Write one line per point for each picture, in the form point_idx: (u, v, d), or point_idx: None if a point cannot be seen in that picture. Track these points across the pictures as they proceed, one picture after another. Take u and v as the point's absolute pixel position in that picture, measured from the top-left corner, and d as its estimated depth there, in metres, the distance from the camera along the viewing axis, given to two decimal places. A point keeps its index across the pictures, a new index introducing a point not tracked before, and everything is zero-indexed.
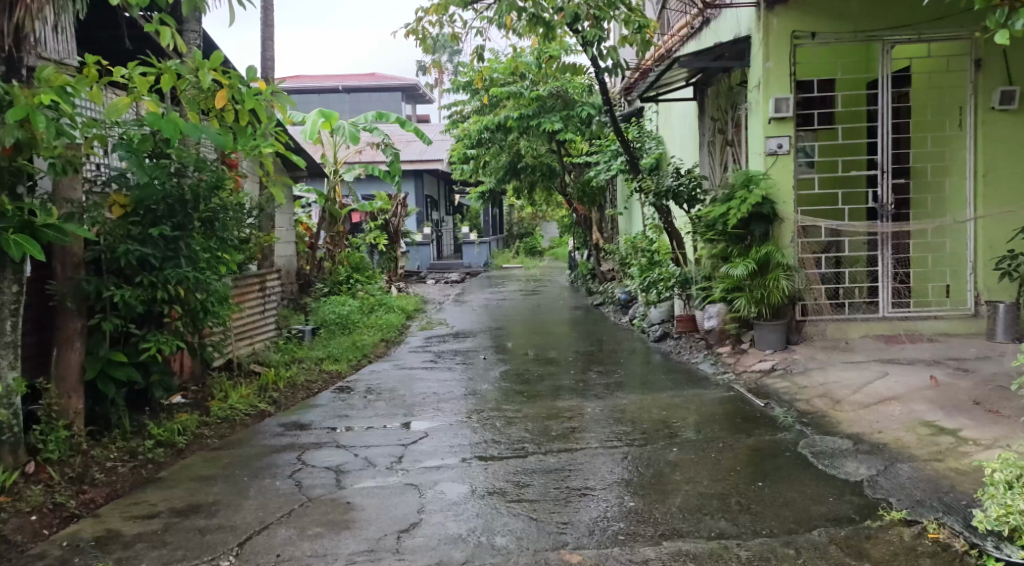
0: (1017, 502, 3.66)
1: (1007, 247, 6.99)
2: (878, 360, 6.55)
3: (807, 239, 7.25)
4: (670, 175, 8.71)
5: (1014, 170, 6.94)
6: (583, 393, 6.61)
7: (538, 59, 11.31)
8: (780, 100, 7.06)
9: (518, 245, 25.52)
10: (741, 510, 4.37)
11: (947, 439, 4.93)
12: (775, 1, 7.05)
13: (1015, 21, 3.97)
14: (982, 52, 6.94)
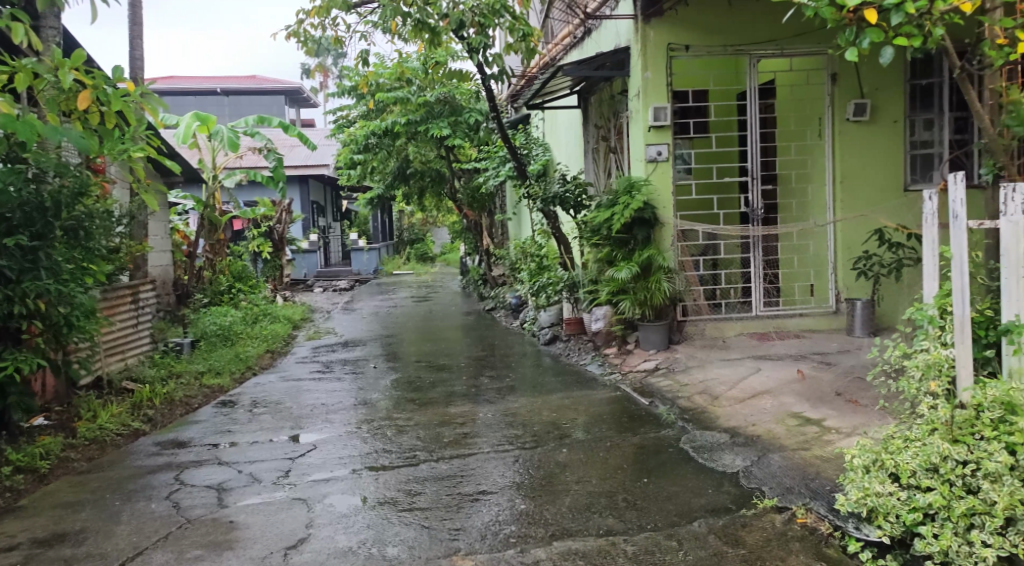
0: (872, 485, 3.94)
1: (864, 249, 7.50)
2: (752, 356, 6.91)
3: (686, 243, 7.59)
4: (557, 181, 8.90)
5: (868, 176, 7.48)
6: (475, 398, 6.68)
7: (423, 64, 11.31)
8: (658, 109, 7.34)
9: (409, 251, 25.39)
10: (627, 506, 4.53)
11: (813, 429, 5.26)
12: (651, 14, 7.33)
13: (864, 39, 4.24)
14: (837, 67, 7.42)
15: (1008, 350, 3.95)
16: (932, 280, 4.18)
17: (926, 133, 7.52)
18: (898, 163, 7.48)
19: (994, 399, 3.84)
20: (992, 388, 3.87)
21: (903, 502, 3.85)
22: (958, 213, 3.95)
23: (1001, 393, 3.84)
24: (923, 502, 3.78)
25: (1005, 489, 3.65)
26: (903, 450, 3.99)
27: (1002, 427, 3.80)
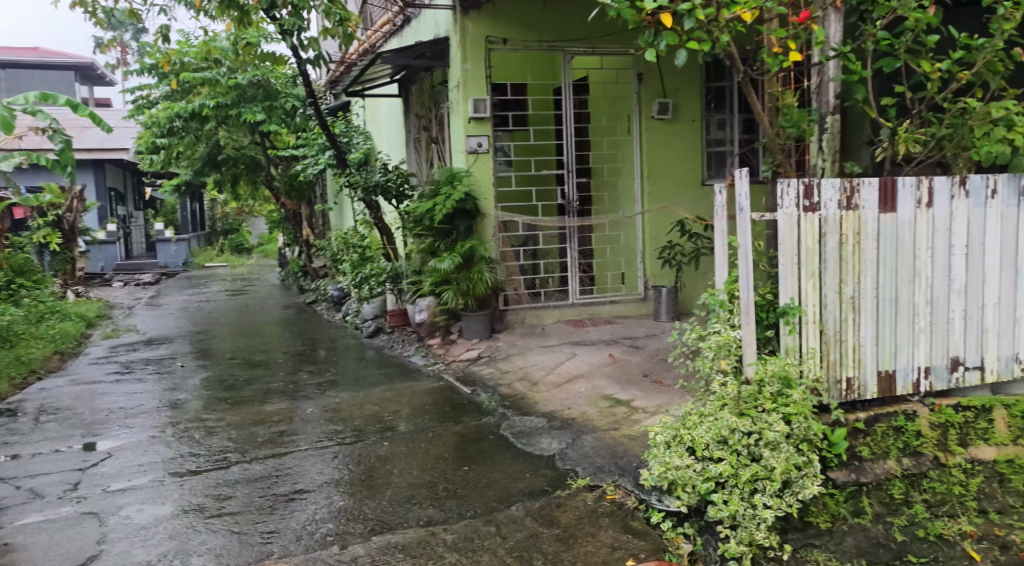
0: (672, 459, 4.22)
1: (667, 239, 8.03)
2: (569, 342, 7.17)
3: (507, 234, 7.72)
4: (378, 171, 8.80)
5: (671, 171, 7.99)
6: (293, 395, 6.50)
7: (233, 45, 10.80)
8: (477, 101, 7.43)
9: (222, 243, 24.22)
10: (447, 495, 4.59)
11: (623, 409, 5.54)
12: (469, 6, 7.38)
13: (661, 41, 4.48)
14: (643, 67, 7.86)
15: (785, 329, 4.36)
16: (721, 266, 4.49)
17: (720, 132, 8.16)
18: (694, 159, 8.04)
19: (772, 374, 4.26)
20: (772, 364, 4.28)
21: (698, 473, 4.16)
22: (743, 206, 4.29)
23: (779, 368, 4.26)
24: (715, 471, 4.10)
25: (782, 455, 4.07)
26: (698, 425, 4.30)
27: (779, 400, 4.22)
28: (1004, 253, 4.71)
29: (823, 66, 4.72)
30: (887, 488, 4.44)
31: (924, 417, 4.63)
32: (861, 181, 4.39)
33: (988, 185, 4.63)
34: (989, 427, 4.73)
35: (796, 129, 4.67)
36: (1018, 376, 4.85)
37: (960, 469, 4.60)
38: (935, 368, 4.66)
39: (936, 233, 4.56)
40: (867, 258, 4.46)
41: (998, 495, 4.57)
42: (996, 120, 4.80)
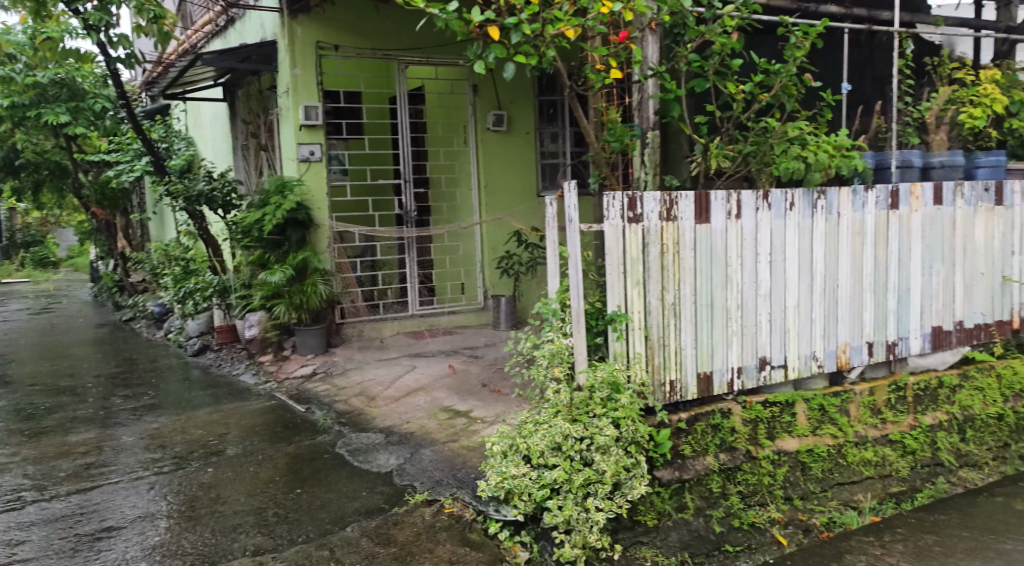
0: (509, 468, 4.25)
1: (505, 249, 8.15)
2: (408, 354, 7.08)
3: (343, 245, 7.50)
4: (201, 179, 8.34)
5: (507, 181, 8.09)
6: (105, 422, 6.02)
7: (31, 40, 9.92)
8: (308, 108, 7.19)
9: (23, 256, 22.20)
10: (277, 521, 4.38)
11: (462, 421, 5.51)
12: (297, 9, 7.14)
13: (489, 54, 4.51)
14: (477, 79, 7.91)
15: (612, 336, 4.49)
16: (553, 276, 4.58)
17: (553, 145, 8.36)
18: (526, 169, 8.16)
19: (602, 380, 4.36)
20: (601, 371, 4.39)
21: (534, 480, 4.20)
22: (573, 217, 4.38)
23: (607, 374, 4.37)
24: (550, 478, 4.17)
25: (612, 458, 4.20)
26: (533, 433, 4.32)
27: (609, 404, 4.32)
28: (801, 261, 5.07)
29: (642, 84, 4.90)
30: (706, 483, 4.69)
31: (737, 414, 4.88)
32: (678, 194, 4.61)
33: (787, 199, 4.98)
34: (792, 419, 5.07)
35: (620, 143, 4.92)
36: (816, 372, 5.23)
37: (769, 461, 4.92)
38: (747, 367, 4.94)
39: (745, 242, 4.85)
40: (685, 266, 4.67)
41: (800, 482, 5.01)
42: (792, 138, 5.24)
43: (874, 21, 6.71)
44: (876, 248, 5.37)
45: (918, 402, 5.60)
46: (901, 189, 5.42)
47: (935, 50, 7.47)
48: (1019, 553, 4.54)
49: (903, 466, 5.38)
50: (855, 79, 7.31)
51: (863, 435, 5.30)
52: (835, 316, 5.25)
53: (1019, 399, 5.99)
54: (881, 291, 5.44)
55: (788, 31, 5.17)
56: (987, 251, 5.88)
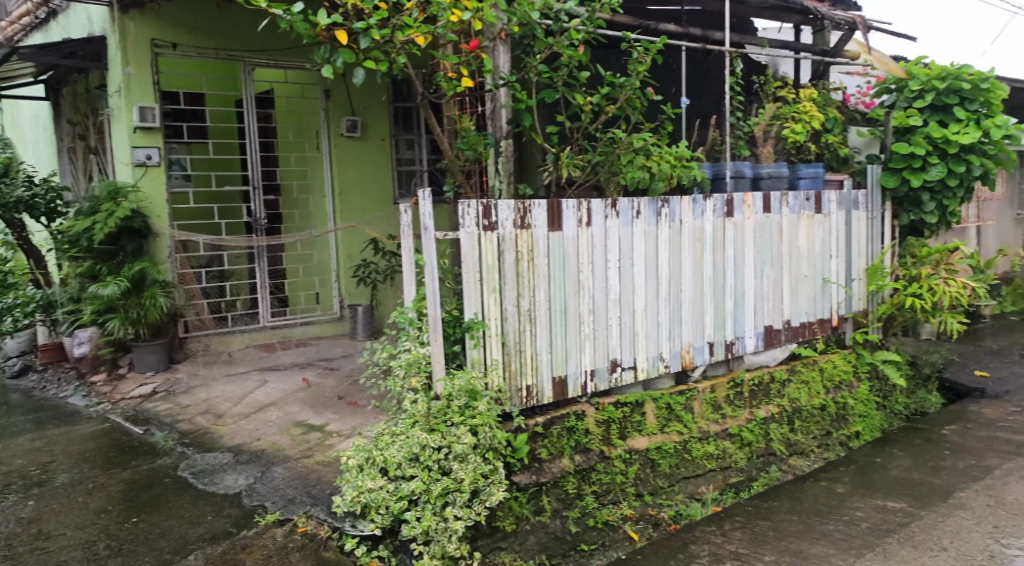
0: (366, 482, 4.13)
1: (361, 257, 7.98)
2: (258, 368, 6.78)
3: (186, 254, 7.12)
4: (20, 184, 7.63)
5: (362, 188, 7.93)
6: None
7: None
8: (144, 109, 6.76)
9: None
10: (110, 554, 4.12)
11: (316, 435, 5.34)
12: (129, 4, 6.69)
13: (337, 58, 4.42)
14: (329, 84, 7.72)
15: (470, 344, 4.50)
16: (410, 284, 4.51)
17: (409, 152, 8.29)
18: (378, 176, 8.01)
19: (459, 389, 4.36)
20: (459, 379, 4.38)
21: (391, 493, 4.12)
22: (427, 225, 4.37)
23: (465, 382, 4.38)
24: (408, 490, 4.11)
25: (470, 466, 4.20)
26: (390, 444, 4.24)
27: (466, 412, 4.33)
28: (648, 266, 5.30)
29: (495, 93, 4.94)
30: (563, 484, 4.77)
31: (591, 416, 4.99)
32: (531, 202, 4.68)
33: (634, 207, 5.19)
34: (641, 418, 5.24)
35: (473, 151, 5.01)
36: (662, 372, 5.46)
37: (621, 460, 5.05)
38: (599, 370, 5.09)
39: (595, 249, 5.01)
40: (539, 273, 4.76)
41: (650, 478, 5.19)
42: (637, 149, 5.45)
43: (707, 40, 7.11)
44: (714, 254, 5.69)
45: (753, 397, 5.93)
46: (734, 197, 5.79)
47: (761, 69, 8.01)
48: (841, 532, 4.89)
49: (741, 458, 5.69)
50: (692, 94, 7.72)
51: (706, 430, 5.56)
52: (679, 319, 5.51)
53: (838, 390, 6.49)
54: (720, 294, 5.76)
55: (631, 46, 5.37)
56: (808, 255, 6.38)
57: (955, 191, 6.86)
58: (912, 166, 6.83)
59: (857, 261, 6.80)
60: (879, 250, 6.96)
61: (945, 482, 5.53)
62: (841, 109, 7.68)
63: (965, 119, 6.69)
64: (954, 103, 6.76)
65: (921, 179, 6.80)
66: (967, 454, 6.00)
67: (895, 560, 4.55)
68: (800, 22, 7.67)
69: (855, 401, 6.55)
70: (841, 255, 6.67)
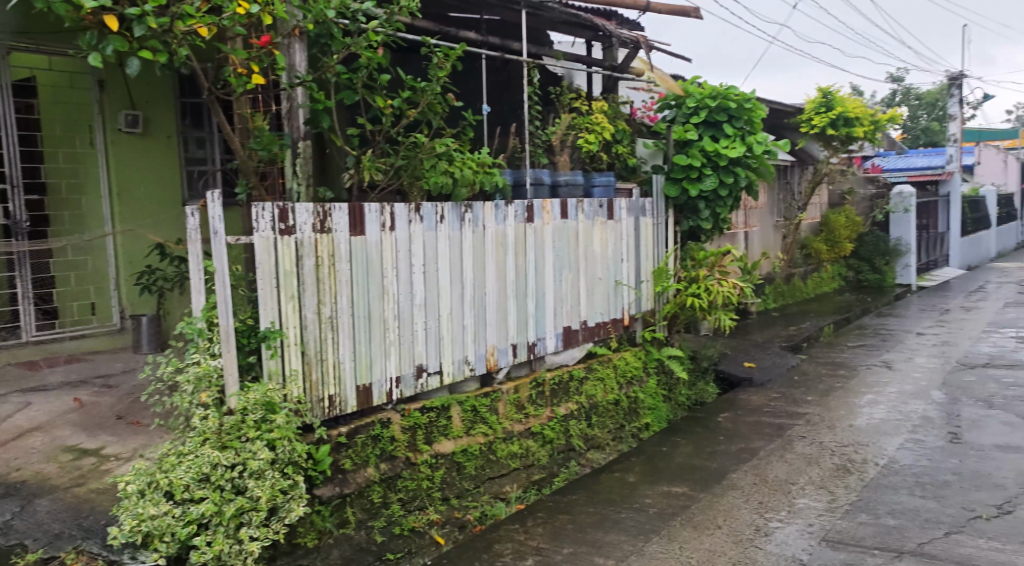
0: (147, 509, 3.77)
1: (145, 263, 7.38)
2: (21, 389, 6.05)
3: None
4: None
5: (145, 188, 7.37)
6: None
7: None
8: None
9: None
10: None
11: (90, 461, 4.86)
12: None
13: (106, 46, 4.06)
14: (104, 74, 7.15)
15: (266, 354, 4.26)
16: (198, 293, 4.21)
17: (199, 150, 7.75)
18: (163, 178, 7.46)
19: (255, 402, 4.11)
20: (254, 392, 4.13)
21: (177, 518, 3.81)
22: (217, 230, 4.10)
23: (261, 395, 4.13)
24: (197, 513, 3.82)
25: (267, 483, 3.99)
26: (176, 466, 3.93)
27: (263, 427, 4.09)
28: (452, 271, 5.31)
29: (290, 92, 4.80)
30: (368, 495, 4.64)
31: (396, 423, 4.89)
32: (331, 205, 4.54)
33: (437, 212, 5.19)
34: (447, 423, 5.21)
35: (268, 152, 4.64)
36: (468, 376, 5.47)
37: (427, 465, 5.01)
38: (404, 376, 5.00)
39: (399, 254, 4.95)
40: (341, 279, 4.61)
41: (456, 481, 5.19)
42: (439, 154, 5.40)
43: (505, 50, 7.26)
44: (516, 258, 5.81)
45: (553, 395, 6.10)
46: (534, 203, 5.95)
47: (556, 80, 8.28)
48: (631, 519, 5.12)
49: (543, 455, 5.84)
50: (492, 102, 7.83)
51: (510, 431, 5.65)
52: (484, 322, 5.56)
53: (630, 385, 6.82)
54: (522, 297, 5.89)
55: (430, 51, 5.35)
56: (602, 258, 6.68)
57: (725, 200, 7.45)
58: (689, 177, 7.34)
59: (645, 264, 7.21)
60: (664, 253, 7.41)
61: (720, 465, 5.96)
62: (629, 122, 8.17)
63: (732, 136, 7.27)
64: (724, 120, 7.31)
65: (697, 189, 7.33)
66: (738, 438, 6.52)
67: (678, 541, 4.81)
68: (591, 38, 8.01)
69: (645, 395, 6.92)
70: (631, 258, 7.03)
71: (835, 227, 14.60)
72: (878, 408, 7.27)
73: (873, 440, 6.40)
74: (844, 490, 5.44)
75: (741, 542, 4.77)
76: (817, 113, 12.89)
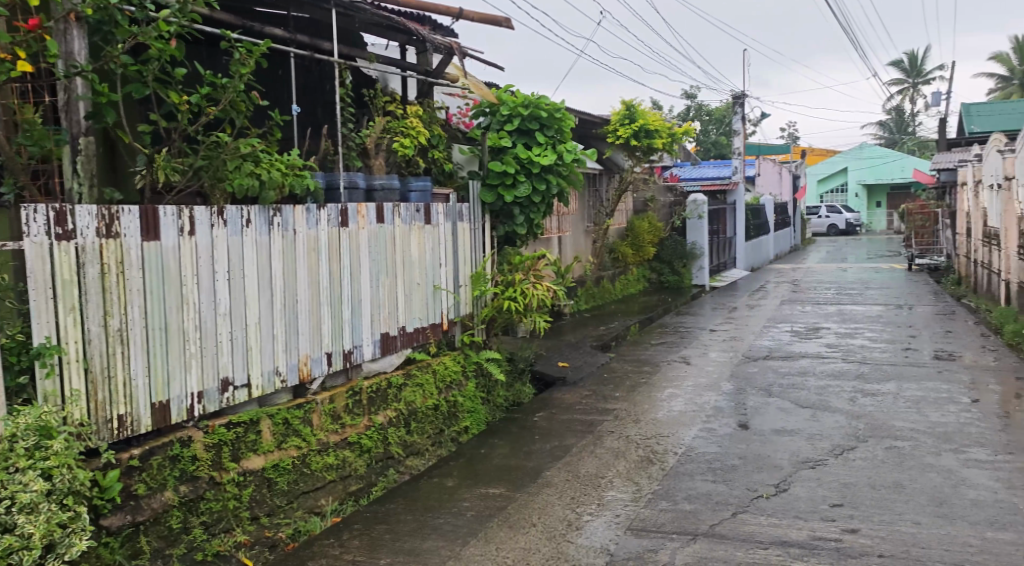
0: None
1: None
2: None
3: None
4: None
5: None
6: None
7: None
8: None
9: None
10: None
11: None
12: None
13: None
14: None
15: (40, 374, 3.83)
16: None
17: None
18: None
19: (27, 427, 3.68)
20: (25, 416, 3.70)
21: None
22: None
23: (34, 419, 3.70)
24: None
25: (41, 517, 3.60)
26: None
27: (36, 454, 3.67)
28: (260, 278, 5.05)
29: (68, 81, 4.39)
30: (165, 521, 4.30)
31: (199, 441, 4.54)
32: (120, 207, 4.19)
33: (243, 216, 4.92)
34: (257, 437, 4.88)
35: (40, 148, 4.18)
36: (279, 387, 5.21)
37: (233, 483, 4.68)
38: (207, 391, 4.67)
39: (201, 260, 4.64)
40: (133, 288, 4.26)
41: (266, 499, 4.90)
42: (244, 155, 5.06)
43: (314, 50, 7.03)
44: (330, 264, 5.64)
45: (371, 404, 5.88)
46: (349, 207, 5.79)
47: (370, 83, 8.12)
48: (448, 524, 5.08)
49: (360, 465, 5.65)
50: (304, 102, 7.54)
51: (326, 442, 5.40)
52: (295, 331, 5.33)
53: (450, 389, 6.77)
54: (336, 304, 5.70)
55: (232, 46, 5.03)
56: (419, 263, 6.60)
57: (539, 206, 7.64)
58: (504, 183, 7.43)
59: (463, 268, 7.22)
60: (481, 258, 7.48)
61: (535, 464, 6.06)
62: (444, 128, 8.19)
63: (544, 144, 7.45)
64: (535, 129, 7.46)
65: (512, 196, 7.42)
66: (552, 436, 6.67)
67: (494, 542, 4.82)
68: (404, 42, 7.93)
69: (464, 398, 6.91)
70: (449, 263, 7.01)
71: (639, 232, 15.36)
72: (677, 401, 7.69)
73: (671, 431, 6.75)
74: (647, 480, 5.68)
75: (554, 538, 4.85)
76: (622, 125, 13.39)
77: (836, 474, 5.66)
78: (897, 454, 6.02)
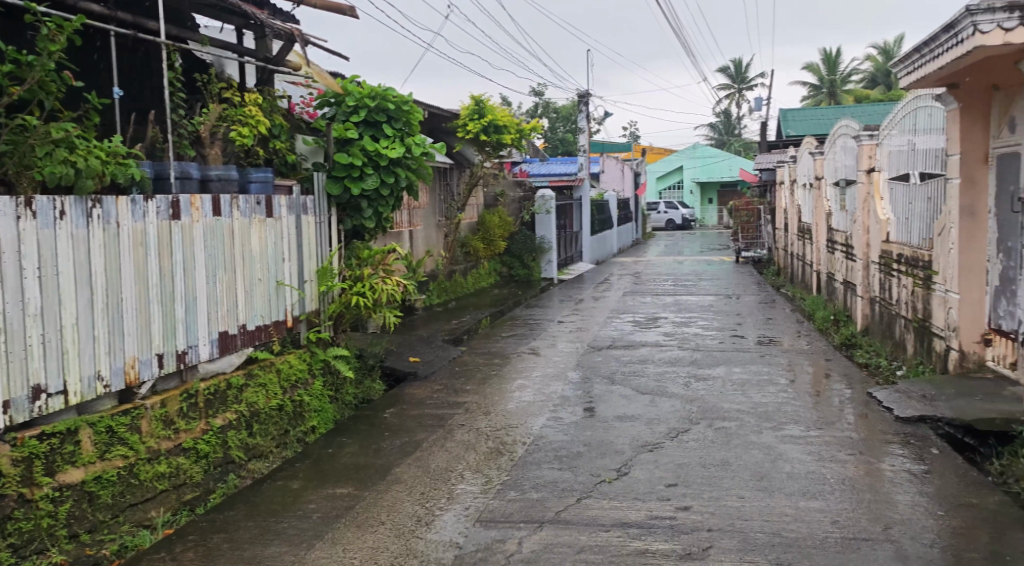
0: None
1: None
2: None
3: None
4: None
5: None
6: None
7: None
8: None
9: None
10: None
11: None
12: None
13: None
14: None
15: None
16: None
17: None
18: None
19: None
20: None
21: None
22: None
23: None
24: None
25: None
26: None
27: None
28: (77, 274, 4.64)
29: None
30: None
31: (5, 455, 4.12)
32: None
33: (56, 207, 4.51)
34: (75, 448, 4.49)
35: None
36: (101, 393, 4.80)
37: (47, 500, 4.28)
38: (15, 400, 4.24)
39: (4, 256, 4.20)
40: None
41: (88, 515, 4.52)
42: (56, 141, 4.69)
43: (140, 30, 6.56)
44: (159, 259, 5.27)
45: (209, 406, 5.56)
46: (181, 199, 5.43)
47: (203, 67, 7.69)
48: (293, 528, 4.87)
49: (197, 472, 5.32)
50: (129, 86, 7.03)
51: (157, 450, 5.05)
52: (120, 331, 4.93)
53: (295, 388, 6.50)
54: (167, 301, 5.33)
55: (37, 20, 4.58)
56: (261, 258, 6.30)
57: (387, 199, 7.47)
58: (351, 175, 7.22)
59: (308, 263, 6.96)
60: (327, 252, 7.23)
61: (385, 462, 5.92)
62: (287, 117, 7.88)
63: (392, 136, 7.30)
64: (383, 121, 7.30)
65: (359, 188, 7.22)
66: (402, 432, 6.55)
67: (341, 543, 4.66)
68: (241, 26, 7.55)
69: (310, 397, 6.66)
70: (293, 257, 6.74)
71: (490, 226, 15.40)
72: (526, 392, 7.76)
73: (520, 421, 6.79)
74: (496, 471, 5.68)
75: (403, 535, 4.75)
76: (471, 120, 13.35)
77: (672, 455, 5.87)
78: (725, 434, 6.33)
